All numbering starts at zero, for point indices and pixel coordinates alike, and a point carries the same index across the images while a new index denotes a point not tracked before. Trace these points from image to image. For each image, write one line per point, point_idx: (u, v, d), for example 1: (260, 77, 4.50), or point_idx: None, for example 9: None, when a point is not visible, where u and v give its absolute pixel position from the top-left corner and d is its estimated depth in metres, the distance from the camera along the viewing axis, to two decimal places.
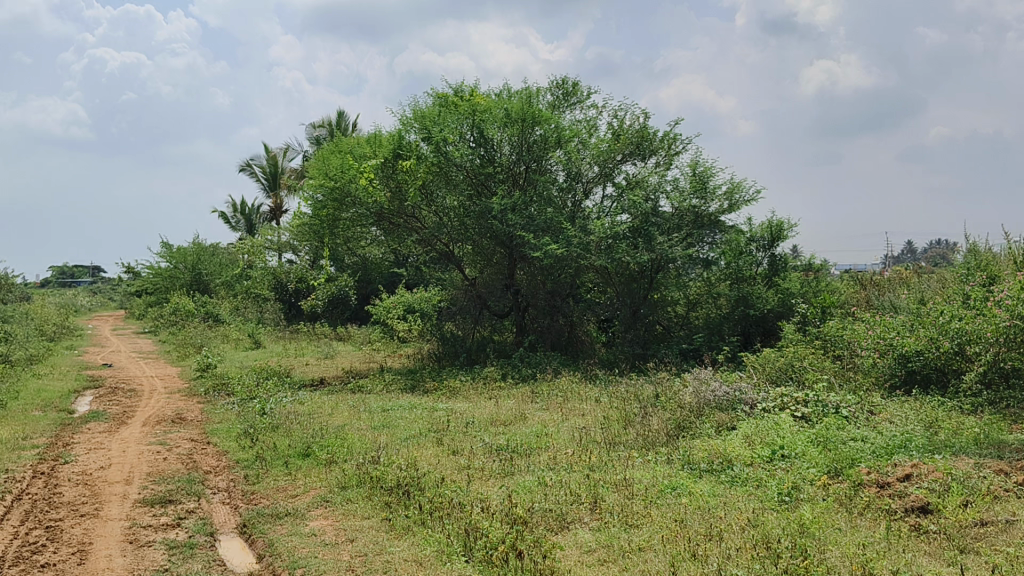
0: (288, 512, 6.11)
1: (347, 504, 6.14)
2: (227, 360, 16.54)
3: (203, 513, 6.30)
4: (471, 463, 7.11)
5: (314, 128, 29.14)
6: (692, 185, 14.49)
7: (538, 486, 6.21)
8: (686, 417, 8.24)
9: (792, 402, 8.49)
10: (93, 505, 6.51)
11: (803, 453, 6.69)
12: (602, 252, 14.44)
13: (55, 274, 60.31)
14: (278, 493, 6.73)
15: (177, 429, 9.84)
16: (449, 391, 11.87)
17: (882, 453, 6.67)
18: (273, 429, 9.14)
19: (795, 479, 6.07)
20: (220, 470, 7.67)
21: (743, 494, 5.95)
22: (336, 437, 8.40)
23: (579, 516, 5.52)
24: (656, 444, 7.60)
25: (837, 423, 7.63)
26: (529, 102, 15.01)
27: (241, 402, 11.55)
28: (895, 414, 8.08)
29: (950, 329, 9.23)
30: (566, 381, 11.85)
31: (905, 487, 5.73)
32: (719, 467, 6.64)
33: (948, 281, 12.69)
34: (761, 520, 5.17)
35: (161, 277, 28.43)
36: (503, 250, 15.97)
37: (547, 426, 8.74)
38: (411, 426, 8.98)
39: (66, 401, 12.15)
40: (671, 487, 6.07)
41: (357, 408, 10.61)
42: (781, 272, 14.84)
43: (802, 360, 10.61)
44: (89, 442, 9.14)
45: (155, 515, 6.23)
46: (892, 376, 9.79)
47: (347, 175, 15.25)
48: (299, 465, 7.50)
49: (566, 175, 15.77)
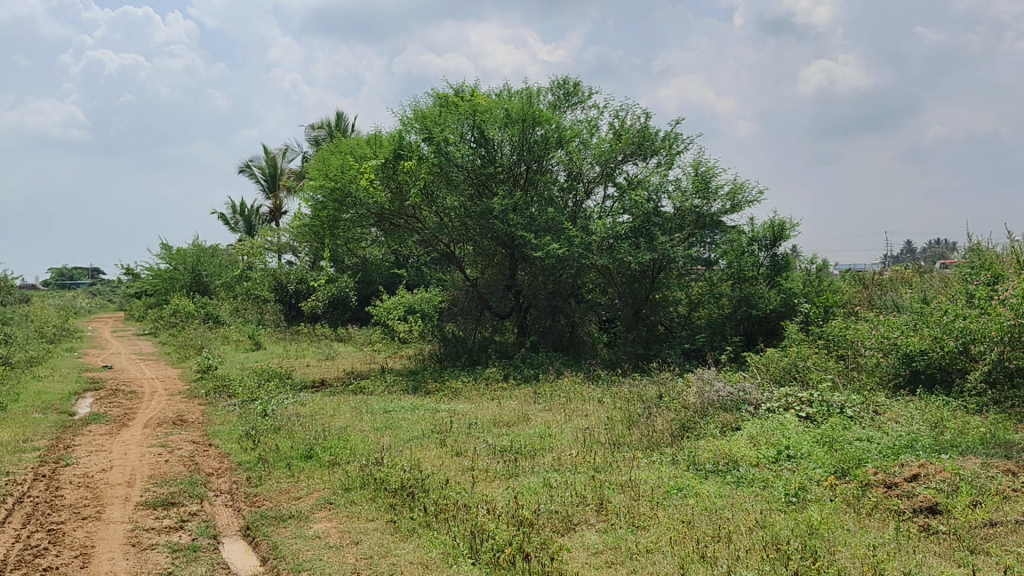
0: (291, 514, 6.06)
1: (351, 506, 6.10)
2: (228, 362, 16.52)
3: (205, 516, 6.26)
4: (475, 464, 7.07)
5: (313, 129, 29.14)
6: (694, 185, 14.45)
7: (544, 487, 6.18)
8: (690, 417, 8.22)
9: (797, 403, 8.47)
10: (94, 508, 6.46)
11: (809, 453, 6.67)
12: (604, 252, 14.42)
13: (54, 275, 60.21)
14: (281, 496, 6.68)
15: (178, 431, 9.79)
16: (451, 392, 11.86)
17: (888, 453, 6.64)
18: (275, 431, 9.10)
19: (802, 480, 6.04)
20: (222, 473, 7.63)
21: (750, 494, 5.92)
22: (338, 438, 8.38)
23: (585, 518, 5.47)
24: (660, 445, 7.57)
25: (842, 424, 7.60)
26: (529, 103, 14.97)
27: (243, 403, 11.50)
28: (901, 414, 8.04)
29: (954, 328, 9.23)
30: (569, 381, 11.83)
31: (913, 487, 5.70)
32: (725, 467, 6.61)
33: (951, 280, 12.67)
34: (769, 521, 5.14)
35: (160, 278, 28.32)
36: (504, 251, 15.94)
37: (550, 427, 8.74)
38: (414, 427, 8.98)
39: (66, 403, 12.09)
40: (677, 488, 6.05)
41: (359, 409, 10.56)
42: (784, 272, 14.81)
43: (806, 360, 10.57)
44: (90, 444, 9.11)
45: (157, 518, 6.19)
46: (896, 375, 9.76)
47: (347, 175, 15.10)
48: (301, 467, 7.46)
49: (567, 175, 15.81)
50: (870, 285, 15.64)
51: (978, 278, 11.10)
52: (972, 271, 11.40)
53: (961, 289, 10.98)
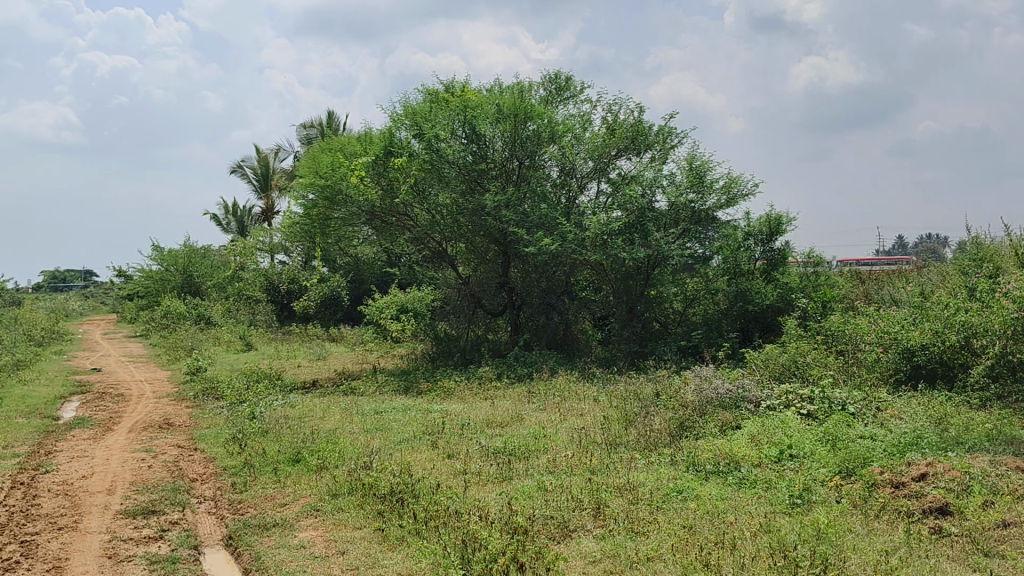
0: (275, 522, 5.82)
1: (338, 513, 5.86)
2: (217, 363, 16.22)
3: (187, 525, 6.01)
4: (467, 467, 6.84)
5: (304, 128, 28.82)
6: (689, 180, 14.19)
7: (538, 491, 5.96)
8: (689, 417, 7.98)
9: (797, 400, 8.28)
10: (71, 518, 6.20)
11: (812, 452, 6.48)
12: (598, 248, 14.14)
13: (46, 279, 59.49)
14: (266, 502, 6.43)
15: (163, 436, 9.52)
16: (444, 393, 11.61)
17: (894, 451, 6.44)
18: (262, 434, 8.83)
19: (806, 481, 5.83)
20: (207, 478, 7.38)
21: (752, 497, 5.71)
22: (327, 441, 8.13)
23: (582, 523, 5.25)
24: (658, 445, 7.34)
25: (844, 421, 7.44)
26: (521, 97, 14.72)
27: (231, 406, 11.22)
28: (904, 411, 7.84)
29: (956, 322, 9.09)
30: (564, 380, 11.58)
31: (920, 487, 5.53)
32: (727, 468, 6.41)
33: (950, 273, 12.54)
34: (773, 525, 4.96)
35: (150, 279, 27.89)
36: (498, 248, 15.80)
37: (545, 427, 8.51)
38: (405, 430, 8.71)
39: (50, 408, 11.76)
40: (677, 490, 5.84)
41: (349, 410, 10.32)
42: (780, 268, 14.60)
43: (805, 356, 10.32)
44: (73, 449, 8.85)
45: (136, 527, 5.93)
46: (896, 370, 9.58)
47: (337, 173, 14.77)
48: (288, 472, 7.22)
49: (560, 171, 15.51)
50: (867, 280, 15.51)
51: (979, 272, 10.94)
52: (972, 265, 11.25)
53: (961, 283, 10.85)
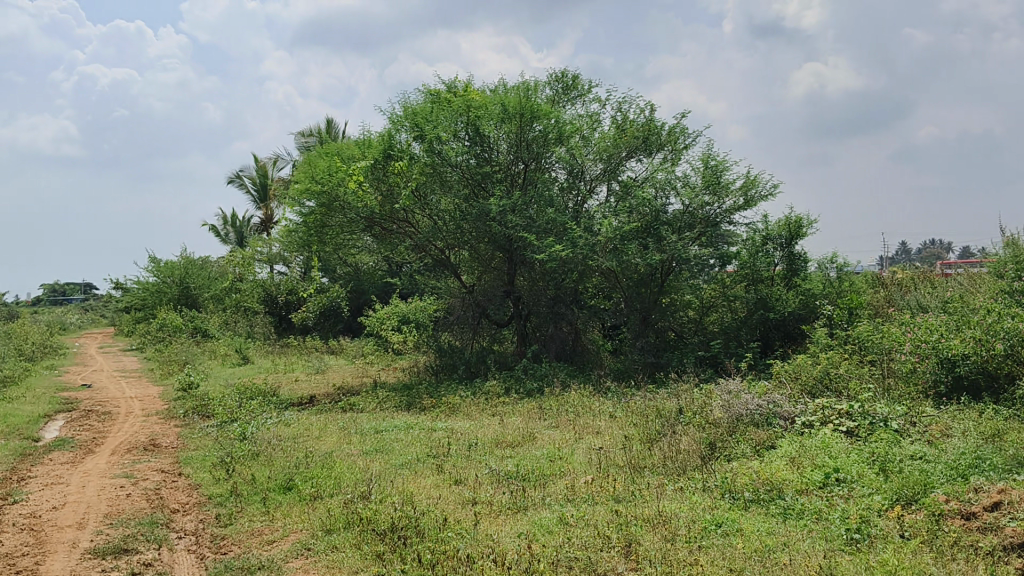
0: (260, 564, 5.11)
1: (332, 553, 5.16)
2: (211, 378, 15.52)
3: (162, 567, 5.29)
4: (477, 496, 6.17)
5: (302, 136, 28.32)
6: (704, 181, 13.53)
7: (559, 526, 5.27)
8: (719, 436, 7.29)
9: (835, 416, 7.61)
10: (32, 558, 5.49)
11: (861, 476, 5.81)
12: (609, 253, 13.45)
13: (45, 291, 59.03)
14: (252, 539, 5.74)
15: (147, 459, 8.83)
16: (448, 409, 10.90)
17: (954, 475, 5.72)
18: (252, 458, 8.16)
19: (862, 511, 5.15)
20: (190, 509, 6.69)
21: (801, 530, 5.03)
22: (321, 466, 7.44)
23: (612, 566, 4.54)
24: (688, 469, 6.63)
25: (891, 440, 6.73)
26: (527, 97, 14.09)
27: (222, 425, 10.51)
28: (953, 427, 7.14)
29: (1001, 329, 8.42)
30: (576, 394, 10.90)
31: (995, 518, 4.80)
32: (768, 495, 5.72)
33: (983, 278, 11.90)
34: (835, 569, 4.27)
35: (147, 292, 27.20)
36: (503, 255, 15.10)
37: (560, 448, 7.82)
38: (407, 451, 8.03)
39: (32, 427, 11.07)
40: (715, 523, 5.15)
41: (348, 430, 9.61)
42: (801, 273, 13.96)
43: (838, 368, 9.68)
44: (48, 475, 8.15)
45: (103, 570, 5.21)
46: (936, 381, 8.81)
47: (335, 178, 14.09)
48: (278, 501, 6.54)
49: (567, 174, 14.93)
50: (889, 285, 14.83)
51: (1019, 277, 10.27)
52: (1012, 267, 10.57)
53: (1000, 288, 10.19)
